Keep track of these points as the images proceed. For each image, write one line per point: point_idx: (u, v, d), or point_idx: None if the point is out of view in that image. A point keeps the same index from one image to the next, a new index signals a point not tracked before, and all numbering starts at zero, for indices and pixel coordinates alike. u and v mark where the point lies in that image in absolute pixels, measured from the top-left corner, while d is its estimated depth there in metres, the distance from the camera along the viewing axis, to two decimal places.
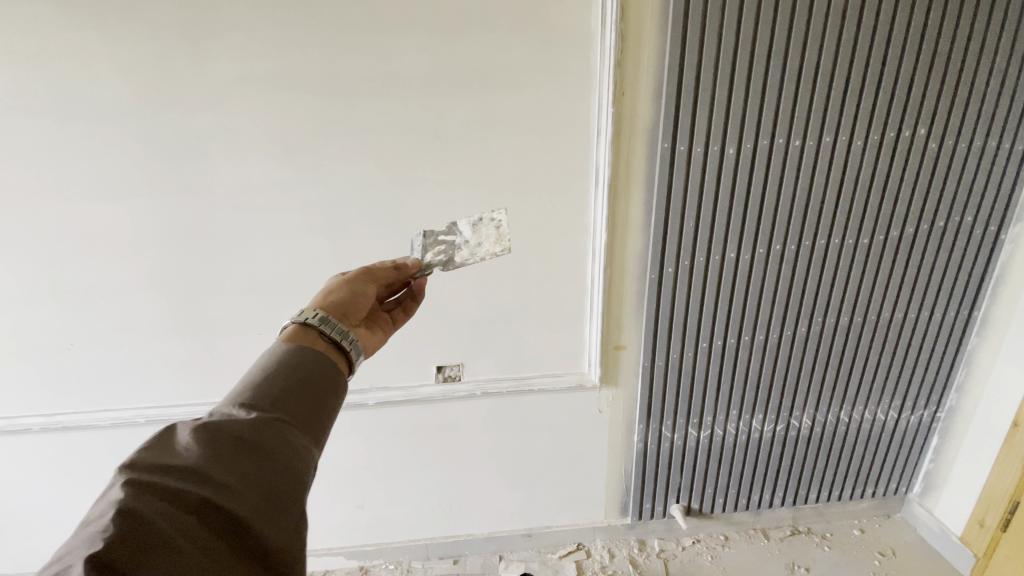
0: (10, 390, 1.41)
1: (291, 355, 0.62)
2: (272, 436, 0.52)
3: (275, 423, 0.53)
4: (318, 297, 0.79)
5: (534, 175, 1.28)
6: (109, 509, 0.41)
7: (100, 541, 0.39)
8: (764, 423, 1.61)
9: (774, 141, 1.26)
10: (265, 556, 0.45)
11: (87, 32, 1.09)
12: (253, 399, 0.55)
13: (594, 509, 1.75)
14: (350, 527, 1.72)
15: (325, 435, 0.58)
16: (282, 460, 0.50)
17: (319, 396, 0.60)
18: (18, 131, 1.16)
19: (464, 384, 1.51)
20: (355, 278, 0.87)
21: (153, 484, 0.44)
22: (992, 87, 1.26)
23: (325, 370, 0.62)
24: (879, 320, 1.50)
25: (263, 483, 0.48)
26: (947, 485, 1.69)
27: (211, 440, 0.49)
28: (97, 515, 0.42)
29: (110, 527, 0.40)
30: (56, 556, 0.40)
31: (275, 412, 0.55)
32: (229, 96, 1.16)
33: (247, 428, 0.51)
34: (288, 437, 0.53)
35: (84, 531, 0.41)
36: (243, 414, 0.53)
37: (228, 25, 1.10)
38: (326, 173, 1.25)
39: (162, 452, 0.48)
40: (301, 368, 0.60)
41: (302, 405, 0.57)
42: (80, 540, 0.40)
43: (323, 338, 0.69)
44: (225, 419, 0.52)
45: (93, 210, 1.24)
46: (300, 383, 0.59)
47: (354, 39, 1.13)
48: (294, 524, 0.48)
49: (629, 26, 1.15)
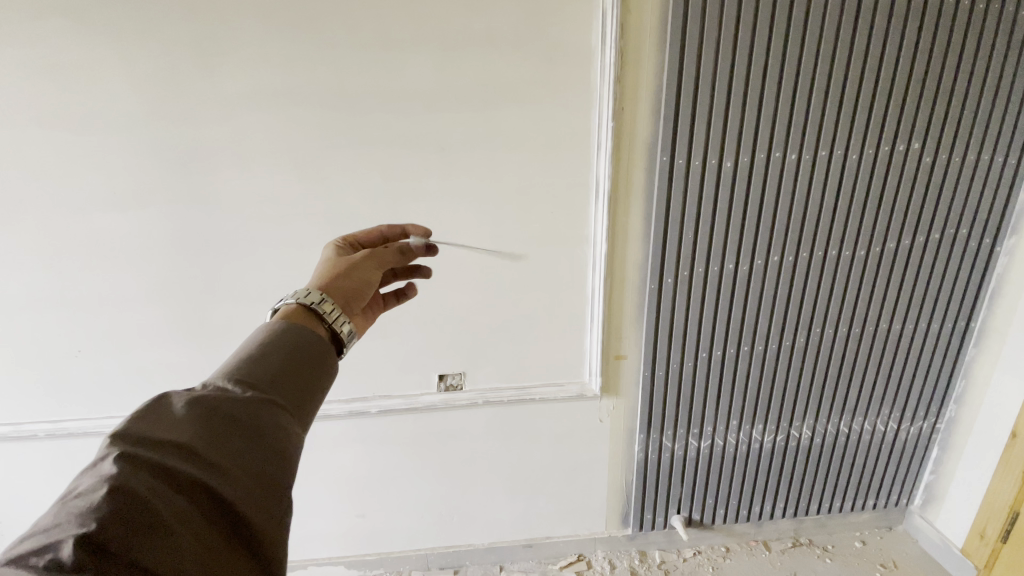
0: (17, 396, 1.43)
1: (289, 334, 0.63)
2: (263, 417, 0.53)
3: (266, 403, 0.54)
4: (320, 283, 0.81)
5: (536, 186, 1.31)
6: (100, 485, 0.43)
7: (91, 520, 0.41)
8: (763, 433, 1.61)
9: (771, 154, 1.28)
10: (250, 541, 0.47)
11: (104, 47, 1.13)
12: (247, 375, 0.56)
13: (595, 519, 1.75)
14: (350, 536, 1.72)
15: (315, 416, 0.60)
16: (272, 443, 0.52)
17: (312, 378, 0.61)
18: (33, 142, 1.19)
19: (465, 393, 1.52)
20: (359, 263, 0.88)
21: (144, 459, 0.46)
22: (984, 103, 1.28)
23: (320, 353, 0.64)
24: (876, 330, 1.51)
25: (252, 466, 0.49)
26: (947, 496, 1.68)
27: (203, 417, 0.50)
28: (86, 489, 0.43)
29: (100, 506, 0.42)
30: (45, 526, 0.41)
31: (268, 392, 0.56)
32: (239, 108, 1.20)
33: (239, 406, 0.53)
34: (279, 420, 0.54)
35: (73, 504, 0.42)
36: (238, 392, 0.54)
37: (238, 41, 1.14)
38: (332, 184, 1.28)
39: (155, 424, 0.49)
40: (298, 351, 0.62)
41: (295, 386, 0.59)
42: (68, 514, 0.42)
43: (322, 324, 0.72)
44: (218, 394, 0.53)
45: (103, 219, 1.27)
46: (295, 363, 0.60)
47: (361, 55, 1.17)
48: (281, 507, 0.50)
49: (628, 43, 1.18)
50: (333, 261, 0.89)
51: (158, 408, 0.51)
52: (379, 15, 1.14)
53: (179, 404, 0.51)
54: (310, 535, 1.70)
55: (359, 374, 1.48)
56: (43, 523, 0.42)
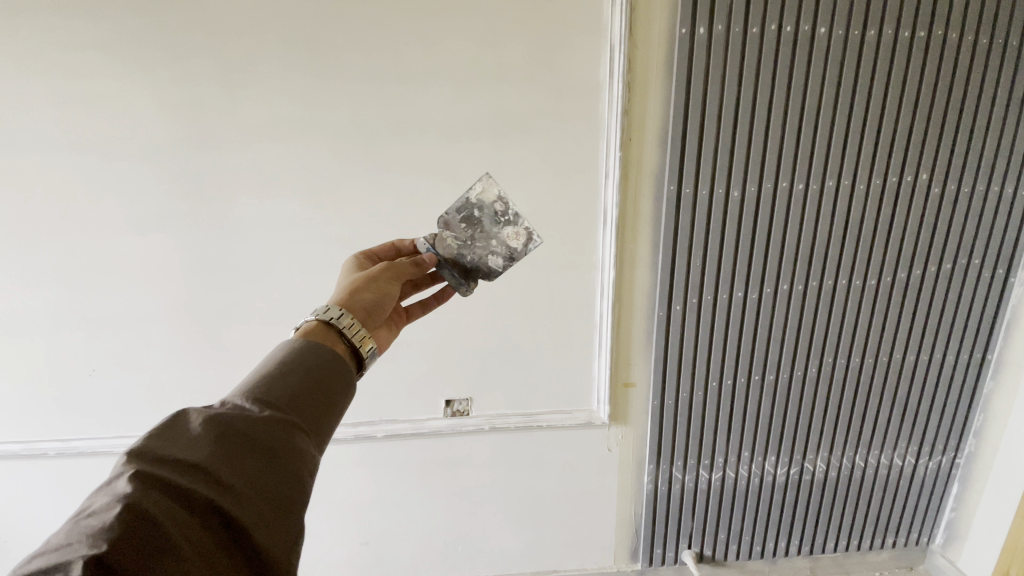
0: (31, 413, 1.45)
1: (308, 351, 0.65)
2: (281, 436, 0.54)
3: (284, 422, 0.56)
4: (342, 296, 0.83)
5: (545, 213, 1.33)
6: (114, 504, 0.43)
7: (102, 541, 0.41)
8: (777, 465, 1.57)
9: (778, 183, 1.29)
10: (263, 563, 0.47)
11: (135, 79, 1.19)
12: (266, 394, 0.58)
13: (604, 553, 1.70)
14: (353, 565, 1.69)
15: (332, 433, 0.61)
16: (288, 464, 0.52)
17: (329, 397, 0.62)
18: (62, 167, 1.24)
19: (473, 418, 1.51)
20: (378, 277, 0.90)
21: (160, 479, 0.46)
22: (991, 134, 1.29)
23: (339, 370, 0.65)
24: (890, 361, 1.49)
25: (268, 485, 0.50)
26: (969, 536, 1.62)
27: (220, 434, 0.51)
28: (99, 507, 0.44)
29: (112, 526, 0.42)
30: (55, 546, 0.42)
31: (286, 412, 0.57)
32: (260, 137, 1.25)
33: (258, 424, 0.54)
34: (296, 439, 0.55)
35: (85, 523, 0.43)
36: (256, 410, 0.55)
37: (263, 73, 1.20)
38: (347, 210, 1.31)
39: (172, 441, 0.50)
40: (314, 370, 0.63)
41: (313, 404, 0.60)
42: (80, 534, 0.42)
43: (342, 340, 0.74)
44: (237, 413, 0.54)
45: (127, 241, 1.31)
46: (313, 382, 0.61)
47: (379, 88, 1.22)
48: (295, 527, 0.50)
49: (636, 77, 1.22)
50: (351, 277, 0.91)
51: (172, 425, 0.51)
52: (399, 50, 1.19)
53: (197, 420, 0.52)
54: (313, 562, 1.68)
55: (367, 397, 1.48)
56: (54, 542, 0.42)
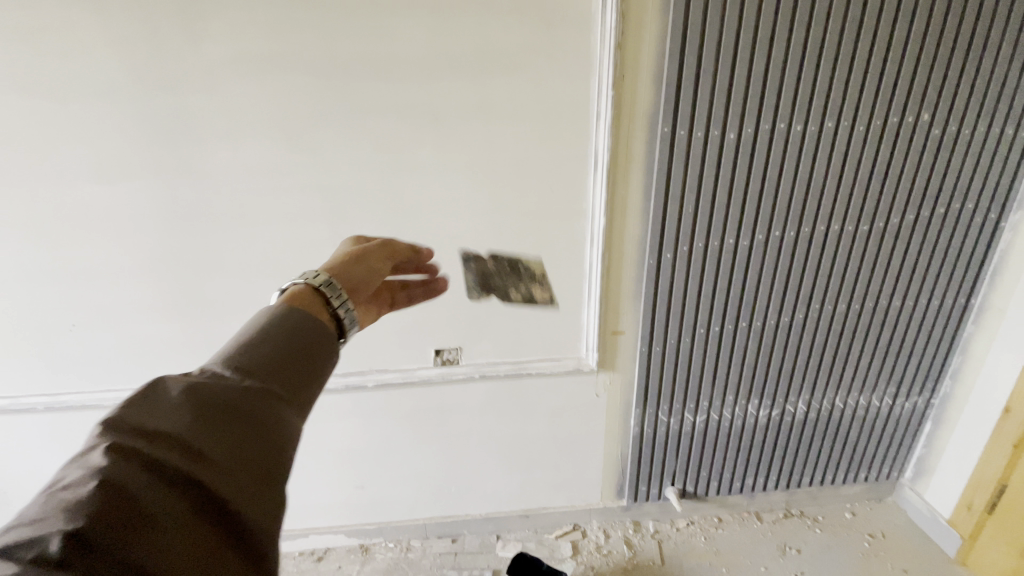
0: (12, 369, 1.43)
1: (288, 319, 0.62)
2: (261, 404, 0.52)
3: (264, 390, 0.54)
4: (333, 265, 0.81)
5: (534, 158, 1.27)
6: (88, 478, 0.41)
7: (78, 515, 0.39)
8: (759, 408, 1.62)
9: (776, 124, 1.24)
10: (248, 538, 0.45)
11: (80, 9, 1.07)
12: (245, 361, 0.56)
13: (591, 490, 1.78)
14: (350, 506, 1.75)
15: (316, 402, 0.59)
16: (269, 434, 0.51)
17: (311, 366, 0.60)
18: (11, 110, 1.15)
19: (462, 367, 1.52)
20: (367, 253, 0.87)
21: (137, 451, 0.45)
22: (999, 72, 1.24)
23: (321, 338, 0.63)
24: (876, 307, 1.50)
25: (250, 456, 0.48)
26: (938, 469, 1.71)
27: (197, 404, 0.49)
28: (74, 480, 0.42)
29: (86, 500, 0.40)
30: (30, 520, 0.40)
31: (265, 380, 0.55)
32: (225, 76, 1.15)
33: (236, 394, 0.52)
34: (277, 408, 0.53)
35: (59, 497, 0.41)
36: (235, 378, 0.53)
37: (223, 3, 1.09)
38: (324, 156, 1.25)
39: (148, 412, 0.48)
40: (295, 338, 0.61)
41: (295, 371, 0.58)
42: (54, 507, 0.40)
43: (327, 309, 0.70)
44: (215, 381, 0.53)
45: (93, 191, 1.24)
46: (292, 351, 0.59)
47: (352, 20, 1.12)
48: (279, 498, 0.48)
49: (631, 6, 1.13)
50: (343, 249, 0.87)
51: (149, 394, 0.50)
52: None
53: (174, 390, 0.51)
54: (310, 505, 1.73)
55: (356, 349, 1.48)
56: (28, 515, 0.40)
